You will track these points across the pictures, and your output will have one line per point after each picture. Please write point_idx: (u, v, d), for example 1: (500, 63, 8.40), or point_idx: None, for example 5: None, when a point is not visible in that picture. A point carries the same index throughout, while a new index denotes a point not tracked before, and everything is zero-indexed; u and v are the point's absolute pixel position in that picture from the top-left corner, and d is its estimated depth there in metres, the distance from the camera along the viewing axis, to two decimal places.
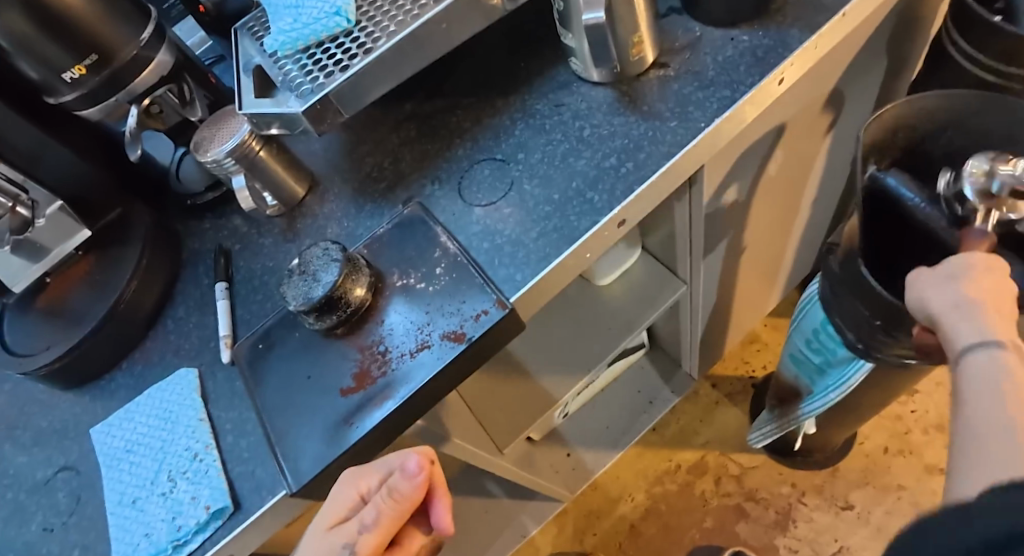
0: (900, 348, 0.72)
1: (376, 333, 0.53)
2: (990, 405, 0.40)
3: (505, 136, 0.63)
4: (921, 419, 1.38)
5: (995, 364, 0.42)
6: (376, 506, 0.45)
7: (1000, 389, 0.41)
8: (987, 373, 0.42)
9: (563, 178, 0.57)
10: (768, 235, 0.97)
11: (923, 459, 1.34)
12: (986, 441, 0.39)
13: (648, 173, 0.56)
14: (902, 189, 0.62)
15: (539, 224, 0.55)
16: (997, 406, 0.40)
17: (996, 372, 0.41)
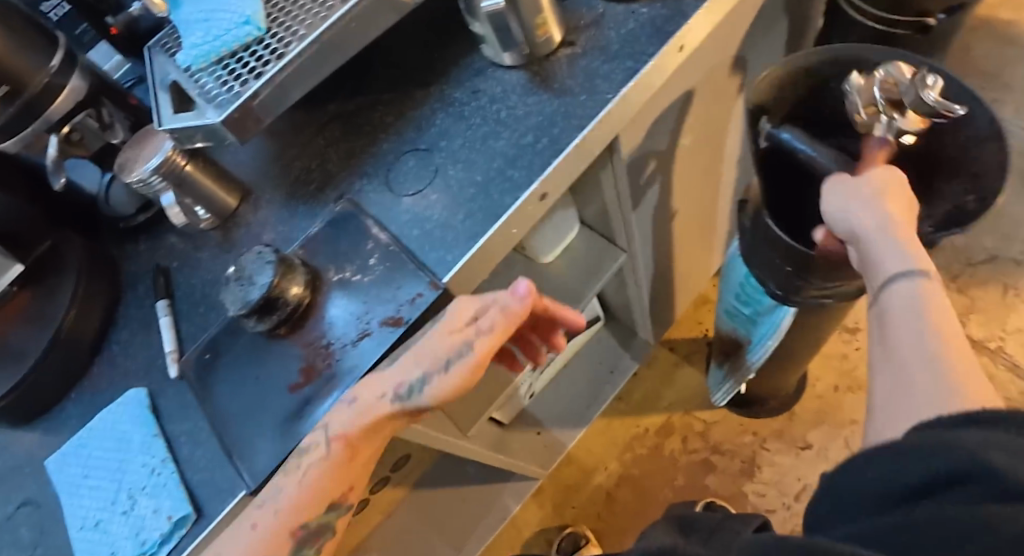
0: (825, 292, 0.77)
1: (318, 328, 0.55)
2: (916, 339, 0.44)
3: (426, 125, 0.64)
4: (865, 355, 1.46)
5: (914, 291, 0.47)
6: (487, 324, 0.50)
7: (920, 312, 0.46)
8: (902, 299, 0.47)
9: (484, 159, 0.60)
10: (698, 197, 1.01)
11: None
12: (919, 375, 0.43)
13: (563, 146, 0.59)
14: (796, 142, 0.67)
15: (465, 205, 0.57)
16: (925, 341, 0.44)
17: (913, 300, 0.46)
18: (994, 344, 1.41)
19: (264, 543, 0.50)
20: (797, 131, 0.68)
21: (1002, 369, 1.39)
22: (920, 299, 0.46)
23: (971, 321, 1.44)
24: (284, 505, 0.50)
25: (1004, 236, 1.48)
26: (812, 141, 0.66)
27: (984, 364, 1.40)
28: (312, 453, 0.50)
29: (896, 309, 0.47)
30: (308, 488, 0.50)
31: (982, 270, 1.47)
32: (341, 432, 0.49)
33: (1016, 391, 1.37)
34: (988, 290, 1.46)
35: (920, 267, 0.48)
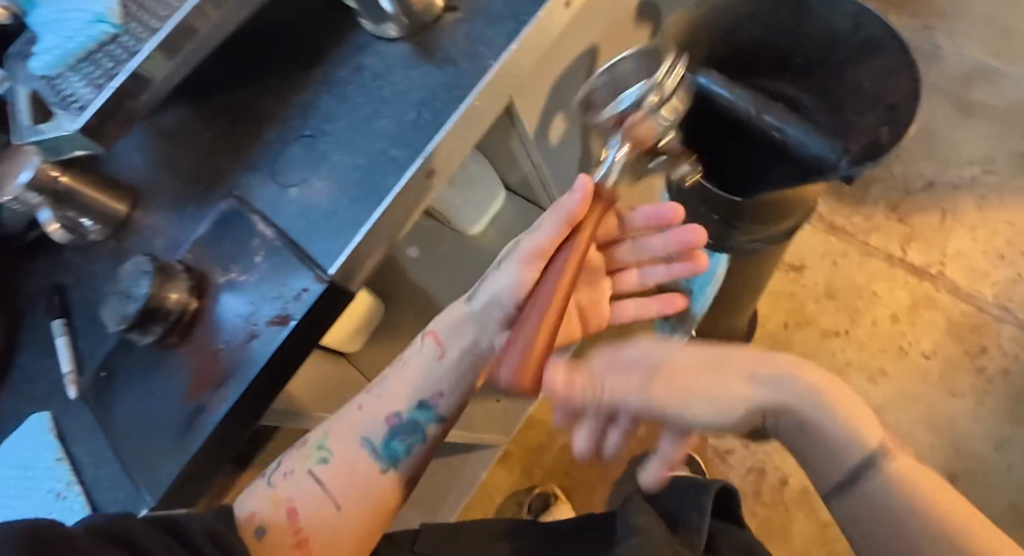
0: (749, 238, 0.82)
1: (208, 332, 0.53)
2: (908, 539, 0.48)
3: (310, 110, 0.61)
4: (813, 291, 1.48)
5: (885, 482, 0.50)
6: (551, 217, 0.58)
7: (900, 504, 0.49)
8: (893, 491, 0.49)
9: (367, 141, 0.58)
10: (624, 151, 1.00)
11: (819, 326, 1.45)
12: None
13: (445, 120, 0.57)
14: (714, 86, 0.74)
15: (349, 191, 0.56)
16: (919, 534, 0.48)
17: (892, 490, 0.50)
18: (935, 270, 1.45)
19: (365, 423, 0.62)
20: (713, 75, 0.74)
21: (943, 292, 1.43)
22: (900, 485, 0.49)
23: (912, 249, 1.47)
24: (386, 391, 0.64)
25: (944, 161, 1.49)
26: (729, 84, 0.74)
27: (926, 289, 1.44)
28: (414, 350, 0.66)
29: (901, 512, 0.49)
30: (398, 377, 0.65)
31: (921, 197, 1.49)
32: (433, 331, 0.66)
33: (957, 313, 1.41)
34: (928, 216, 1.48)
35: (872, 447, 0.51)
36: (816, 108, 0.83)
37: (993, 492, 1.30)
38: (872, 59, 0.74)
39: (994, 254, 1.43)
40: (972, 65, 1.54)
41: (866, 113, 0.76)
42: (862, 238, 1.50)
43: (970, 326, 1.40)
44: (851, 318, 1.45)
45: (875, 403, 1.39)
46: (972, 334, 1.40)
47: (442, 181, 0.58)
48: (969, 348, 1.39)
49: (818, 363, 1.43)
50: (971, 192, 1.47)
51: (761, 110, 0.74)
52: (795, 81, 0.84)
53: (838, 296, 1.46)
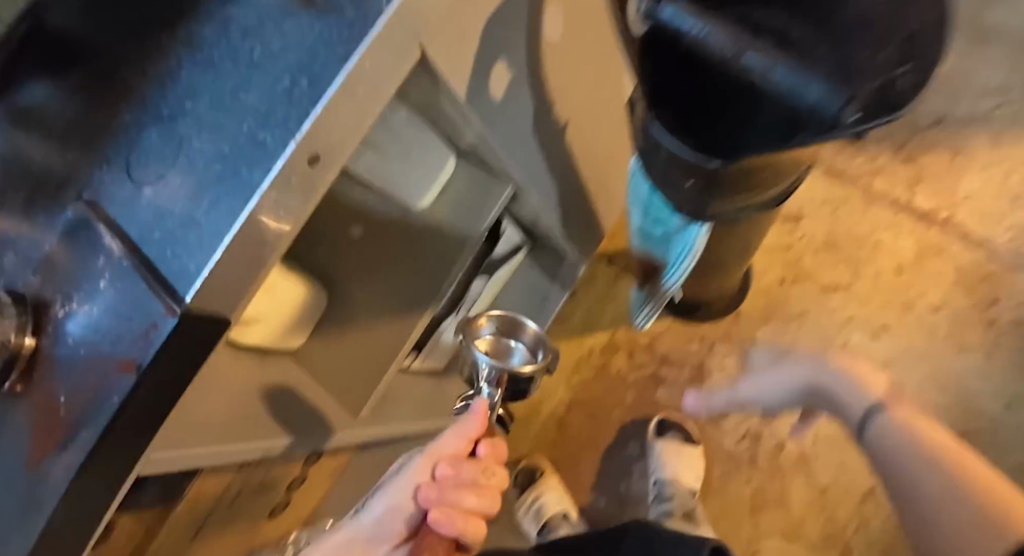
0: (731, 206, 0.70)
1: (50, 378, 0.43)
2: (925, 482, 0.65)
3: (172, 83, 0.48)
4: (811, 244, 1.35)
5: (890, 425, 0.71)
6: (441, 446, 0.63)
7: (899, 440, 0.69)
8: (895, 437, 0.69)
9: (232, 121, 0.45)
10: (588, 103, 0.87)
11: (819, 281, 1.33)
12: (945, 509, 0.62)
13: (324, 89, 0.43)
14: (680, 19, 0.56)
15: (209, 190, 0.43)
16: (931, 479, 0.64)
17: (896, 428, 0.70)
18: (944, 215, 1.32)
19: None
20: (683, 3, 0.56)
21: (953, 239, 1.31)
22: (897, 432, 0.69)
23: (919, 193, 1.34)
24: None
25: (955, 94, 1.34)
26: (701, 16, 0.56)
27: (933, 237, 1.32)
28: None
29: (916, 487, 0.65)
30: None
31: (931, 133, 1.35)
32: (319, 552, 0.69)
33: (966, 261, 1.30)
34: (937, 156, 1.34)
35: (877, 397, 0.73)
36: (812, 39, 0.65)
37: (1003, 452, 1.22)
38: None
39: (1010, 195, 1.31)
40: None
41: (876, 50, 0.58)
42: (865, 181, 1.36)
43: (980, 276, 1.29)
44: (854, 269, 1.33)
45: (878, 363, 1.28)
46: (984, 283, 1.29)
47: (324, 167, 0.45)
48: (979, 300, 1.28)
49: (818, 319, 1.32)
50: (981, 127, 1.33)
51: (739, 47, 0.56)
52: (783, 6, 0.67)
53: (839, 247, 1.34)
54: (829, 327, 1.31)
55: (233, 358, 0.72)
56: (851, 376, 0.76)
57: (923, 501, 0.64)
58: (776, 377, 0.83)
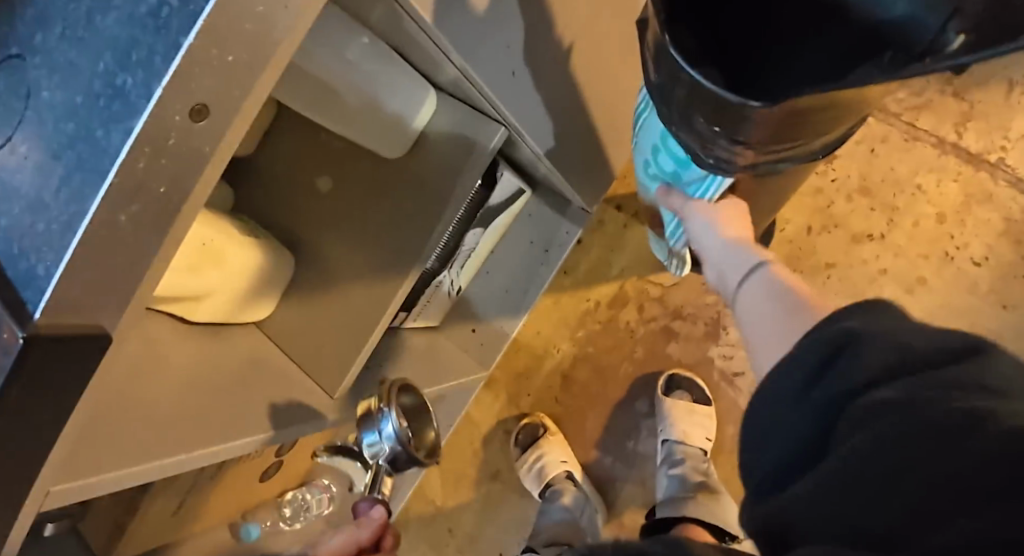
0: (773, 157, 0.56)
1: None
2: (761, 330, 0.53)
3: (21, 9, 0.36)
4: (845, 187, 1.20)
5: (759, 281, 0.57)
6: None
7: (758, 303, 0.55)
8: (760, 289, 0.56)
9: (87, 62, 0.32)
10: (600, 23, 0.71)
11: (851, 230, 1.19)
12: (763, 342, 0.52)
13: (198, 10, 0.30)
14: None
15: (60, 160, 0.32)
16: (763, 321, 0.53)
17: (766, 284, 0.56)
18: (995, 157, 1.15)
19: None
20: None
21: (1003, 185, 1.15)
22: (773, 282, 0.56)
23: (969, 132, 1.16)
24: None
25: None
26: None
27: (982, 182, 1.16)
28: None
29: (767, 329, 0.52)
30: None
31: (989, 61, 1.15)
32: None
33: (1015, 209, 1.14)
34: (993, 90, 1.15)
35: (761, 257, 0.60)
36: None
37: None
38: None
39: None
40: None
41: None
42: (908, 118, 1.18)
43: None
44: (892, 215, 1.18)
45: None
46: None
47: (219, 117, 0.33)
48: None
49: (848, 273, 1.19)
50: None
51: None
52: None
53: (875, 192, 1.19)
54: (860, 280, 1.18)
55: (173, 332, 0.64)
56: (738, 240, 0.63)
57: (753, 341, 0.53)
58: (711, 258, 0.65)
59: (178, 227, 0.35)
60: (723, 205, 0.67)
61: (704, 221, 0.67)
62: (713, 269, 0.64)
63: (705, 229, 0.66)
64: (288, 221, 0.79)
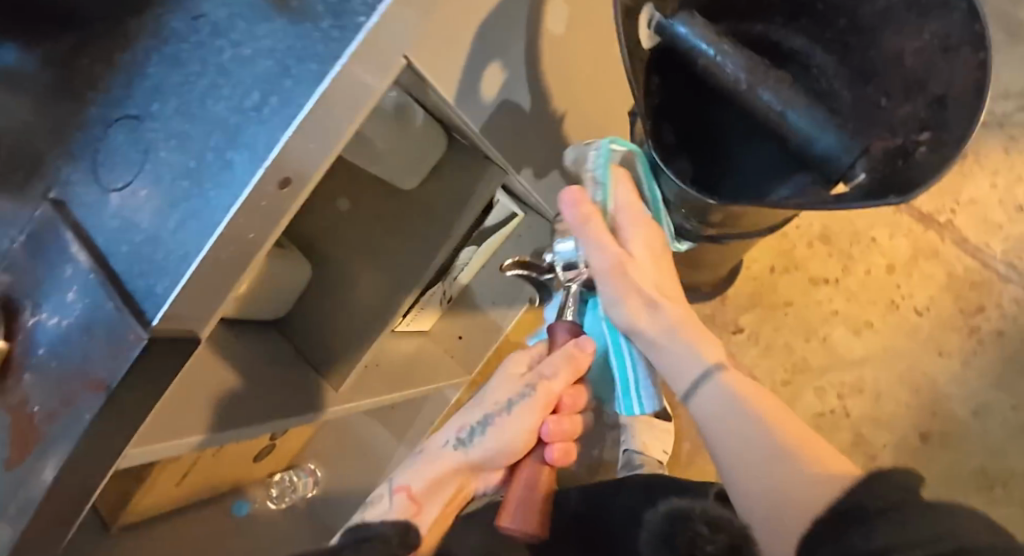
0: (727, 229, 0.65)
1: (20, 389, 0.44)
2: (739, 442, 0.49)
3: (137, 78, 0.45)
4: (808, 234, 1.11)
5: (715, 391, 0.51)
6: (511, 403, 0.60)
7: (731, 416, 0.50)
8: (716, 410, 0.51)
9: (200, 135, 0.42)
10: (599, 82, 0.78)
11: (809, 273, 1.10)
12: (743, 451, 0.48)
13: (296, 113, 0.40)
14: (695, 39, 0.54)
15: (176, 209, 0.42)
16: (742, 441, 0.48)
17: (719, 398, 0.51)
18: (943, 219, 1.07)
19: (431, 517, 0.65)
20: (696, 21, 0.54)
21: (949, 244, 1.06)
22: (723, 400, 0.51)
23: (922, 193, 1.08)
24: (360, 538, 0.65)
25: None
26: (717, 39, 0.53)
27: (930, 241, 1.07)
28: (378, 505, 0.66)
29: (721, 441, 0.50)
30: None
31: (1017, 117, 1.05)
32: (404, 485, 0.65)
33: (958, 267, 1.06)
34: (990, 145, 1.06)
35: (707, 363, 0.52)
36: (832, 75, 0.62)
37: (963, 456, 1.02)
38: (923, 24, 0.52)
39: (1012, 206, 1.05)
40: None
41: (901, 102, 0.55)
42: None
43: (970, 282, 1.05)
44: (850, 263, 1.09)
45: (852, 359, 1.08)
46: (971, 291, 1.05)
47: (299, 184, 0.43)
48: (967, 306, 1.05)
49: (804, 312, 1.10)
50: (997, 131, 1.06)
51: (754, 79, 0.54)
52: (810, 32, 0.62)
53: (835, 240, 1.10)
54: (813, 318, 1.10)
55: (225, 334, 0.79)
56: (686, 338, 0.53)
57: (723, 453, 0.50)
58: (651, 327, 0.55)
59: (255, 259, 0.45)
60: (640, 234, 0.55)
61: (616, 300, 0.55)
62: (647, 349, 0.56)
63: (623, 312, 0.55)
64: (312, 235, 0.90)
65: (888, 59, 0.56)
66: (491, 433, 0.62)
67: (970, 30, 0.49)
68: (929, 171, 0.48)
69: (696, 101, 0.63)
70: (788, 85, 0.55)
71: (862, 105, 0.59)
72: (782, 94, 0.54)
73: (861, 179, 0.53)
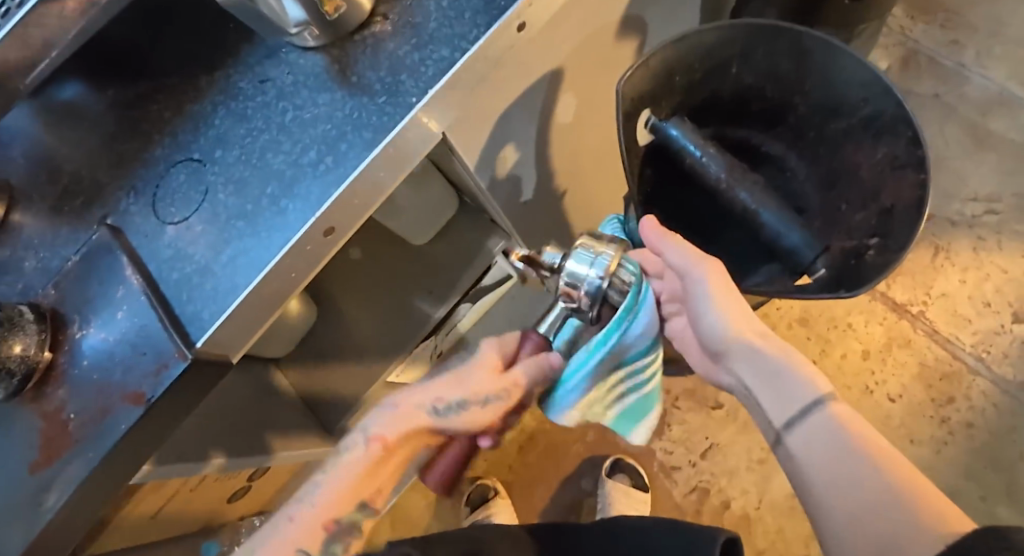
0: None
1: (58, 398, 0.47)
2: (845, 472, 0.46)
3: (204, 127, 0.51)
4: (788, 315, 1.17)
5: (824, 420, 0.49)
6: (495, 390, 0.55)
7: (839, 446, 0.48)
8: (823, 439, 0.48)
9: (257, 182, 0.48)
10: (603, 164, 0.85)
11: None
12: (850, 481, 0.46)
13: (347, 171, 0.46)
14: (685, 141, 0.61)
15: (230, 243, 0.47)
16: (850, 473, 0.46)
17: (829, 429, 0.48)
18: (916, 309, 1.13)
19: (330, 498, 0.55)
20: (686, 125, 0.61)
21: (921, 335, 1.12)
22: (826, 435, 0.49)
23: (896, 284, 1.15)
24: (320, 501, 0.55)
25: (941, 192, 1.16)
26: (704, 142, 0.61)
27: (902, 329, 1.13)
28: (353, 451, 0.55)
29: (829, 483, 0.47)
30: (342, 483, 0.55)
31: (985, 222, 1.14)
32: (380, 434, 0.55)
33: (930, 357, 1.11)
34: (960, 245, 1.14)
35: (820, 391, 0.50)
36: (803, 177, 0.68)
37: None
38: (876, 145, 0.61)
39: (980, 301, 1.12)
40: (999, 90, 1.19)
41: (857, 210, 0.63)
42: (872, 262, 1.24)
43: (941, 373, 1.10)
44: (825, 348, 1.15)
45: None
46: (942, 382, 1.10)
47: (340, 236, 0.49)
48: (937, 397, 1.10)
49: None
50: (967, 231, 1.14)
51: (734, 179, 0.60)
52: (785, 138, 0.68)
53: (813, 323, 1.16)
54: None
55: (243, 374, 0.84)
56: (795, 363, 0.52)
57: (823, 481, 0.47)
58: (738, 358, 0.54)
59: (289, 298, 0.49)
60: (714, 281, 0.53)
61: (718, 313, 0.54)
62: (740, 390, 0.56)
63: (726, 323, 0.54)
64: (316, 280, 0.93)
65: (848, 170, 0.64)
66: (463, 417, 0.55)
67: (913, 154, 0.58)
68: (879, 271, 0.55)
69: (684, 193, 0.69)
70: (762, 187, 0.61)
71: (827, 209, 0.65)
72: (757, 196, 0.60)
73: (822, 274, 0.59)
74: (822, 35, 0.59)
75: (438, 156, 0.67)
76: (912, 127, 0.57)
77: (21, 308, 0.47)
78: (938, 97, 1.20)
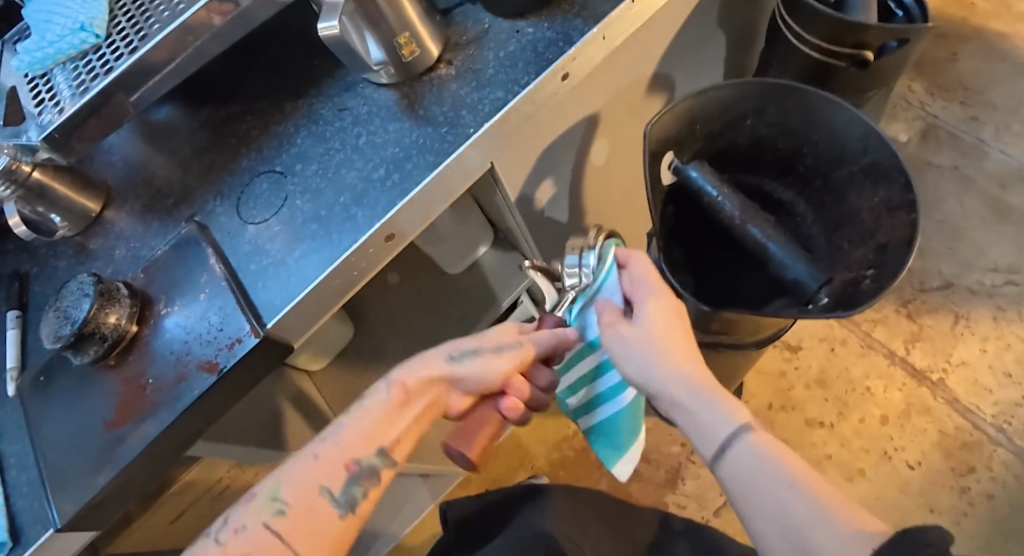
0: (717, 340, 0.75)
1: (138, 365, 0.53)
2: (767, 491, 0.42)
3: (287, 145, 0.59)
4: (804, 375, 1.18)
5: (748, 446, 0.44)
6: (507, 353, 0.51)
7: (761, 468, 0.43)
8: (747, 461, 0.44)
9: (331, 192, 0.55)
10: (628, 210, 0.90)
11: (805, 414, 1.14)
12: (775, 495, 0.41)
13: (412, 185, 0.53)
14: (705, 182, 0.67)
15: (304, 241, 0.54)
16: (773, 489, 0.41)
17: (754, 454, 0.44)
18: (935, 376, 1.13)
19: (323, 471, 0.49)
20: (705, 167, 0.68)
21: (941, 403, 1.11)
22: (757, 459, 0.43)
23: (915, 349, 1.15)
24: (343, 439, 0.51)
25: (963, 261, 1.19)
26: (721, 182, 0.66)
27: (922, 396, 1.12)
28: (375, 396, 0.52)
29: (759, 503, 0.42)
30: (366, 432, 0.51)
31: (1005, 293, 1.16)
32: (402, 380, 0.52)
33: (950, 426, 1.09)
34: (980, 313, 1.16)
35: (741, 418, 0.46)
36: (811, 222, 0.73)
37: None
38: (876, 188, 0.66)
39: (1001, 372, 1.11)
40: (1017, 166, 1.24)
41: (857, 247, 0.67)
42: None
43: (961, 443, 1.08)
44: (846, 410, 1.14)
45: None
46: (962, 452, 1.08)
47: (397, 245, 0.55)
48: (958, 466, 1.07)
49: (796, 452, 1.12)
50: (987, 300, 1.16)
51: (746, 217, 0.66)
52: (794, 186, 0.75)
53: (831, 385, 1.16)
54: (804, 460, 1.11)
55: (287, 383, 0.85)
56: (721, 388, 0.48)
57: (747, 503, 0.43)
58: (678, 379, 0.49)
59: (344, 298, 0.55)
60: (659, 299, 0.51)
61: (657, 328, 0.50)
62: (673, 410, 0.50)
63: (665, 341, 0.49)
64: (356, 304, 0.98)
65: (851, 214, 0.69)
66: (479, 363, 0.51)
67: (906, 198, 0.62)
68: (870, 294, 0.59)
69: (703, 232, 0.75)
70: (773, 226, 0.66)
71: (832, 248, 0.70)
72: (767, 231, 0.65)
73: (825, 302, 0.62)
74: (828, 92, 0.65)
75: (478, 190, 0.73)
76: (905, 172, 0.62)
77: (119, 285, 0.54)
78: (957, 168, 1.25)
